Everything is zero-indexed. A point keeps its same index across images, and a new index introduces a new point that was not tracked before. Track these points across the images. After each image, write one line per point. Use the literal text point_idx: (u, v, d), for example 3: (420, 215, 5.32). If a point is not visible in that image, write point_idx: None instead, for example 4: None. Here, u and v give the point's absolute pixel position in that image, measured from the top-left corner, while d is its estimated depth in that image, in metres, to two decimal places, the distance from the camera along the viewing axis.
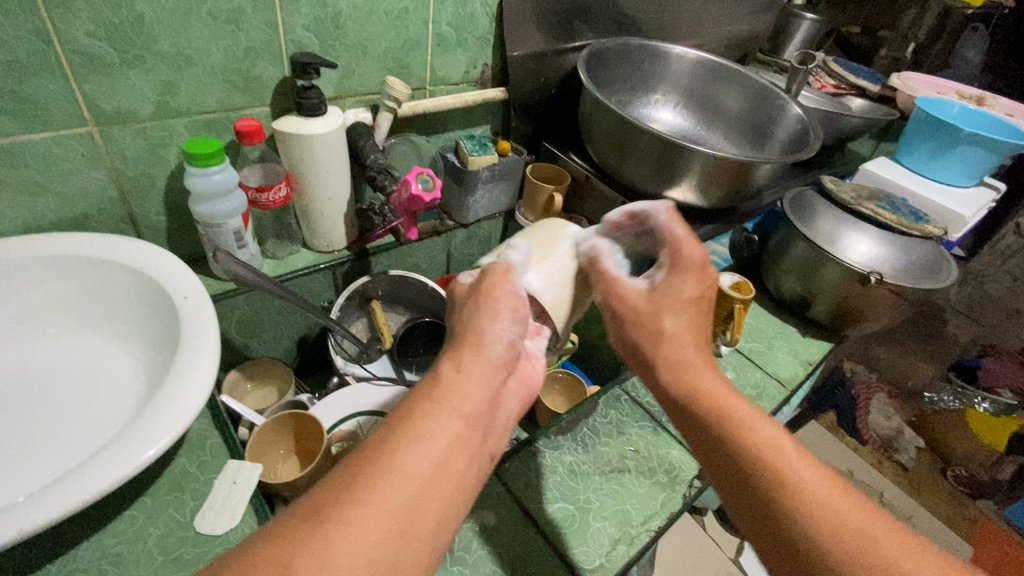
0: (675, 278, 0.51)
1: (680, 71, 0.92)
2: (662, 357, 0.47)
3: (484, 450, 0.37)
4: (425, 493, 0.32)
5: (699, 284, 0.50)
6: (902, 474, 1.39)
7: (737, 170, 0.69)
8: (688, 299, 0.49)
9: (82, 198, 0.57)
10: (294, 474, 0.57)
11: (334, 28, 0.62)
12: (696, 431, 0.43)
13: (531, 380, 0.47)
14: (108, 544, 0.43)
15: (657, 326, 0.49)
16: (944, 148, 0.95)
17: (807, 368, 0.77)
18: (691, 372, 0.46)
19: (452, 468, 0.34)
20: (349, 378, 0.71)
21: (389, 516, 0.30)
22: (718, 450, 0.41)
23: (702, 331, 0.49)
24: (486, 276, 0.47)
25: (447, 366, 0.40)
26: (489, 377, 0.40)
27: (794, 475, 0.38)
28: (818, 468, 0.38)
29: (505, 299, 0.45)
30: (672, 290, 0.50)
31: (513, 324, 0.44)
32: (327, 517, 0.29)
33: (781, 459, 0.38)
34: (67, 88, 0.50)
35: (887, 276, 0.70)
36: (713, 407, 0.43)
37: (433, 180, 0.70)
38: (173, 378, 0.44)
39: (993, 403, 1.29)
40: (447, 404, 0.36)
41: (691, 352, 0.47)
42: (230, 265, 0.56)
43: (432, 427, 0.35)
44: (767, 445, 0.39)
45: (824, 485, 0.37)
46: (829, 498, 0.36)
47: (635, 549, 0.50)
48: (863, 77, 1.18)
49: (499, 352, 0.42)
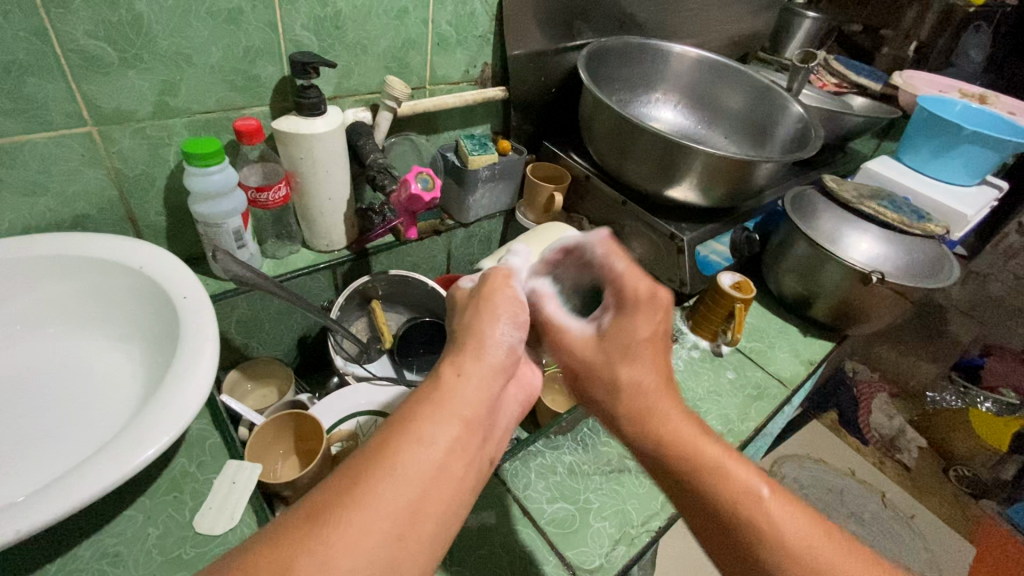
0: (624, 317, 0.47)
1: (680, 70, 0.91)
2: (624, 409, 0.45)
3: (484, 453, 0.37)
4: (425, 498, 0.32)
5: (650, 320, 0.46)
6: (903, 472, 1.37)
7: (738, 169, 0.68)
8: (642, 339, 0.46)
9: (82, 198, 0.57)
10: (294, 473, 0.57)
11: (333, 27, 0.62)
12: (672, 482, 0.41)
13: (530, 385, 0.47)
14: (107, 544, 0.43)
15: (613, 377, 0.46)
16: (946, 147, 0.95)
17: (808, 367, 0.77)
18: (658, 420, 0.43)
19: (452, 471, 0.34)
20: (349, 377, 0.71)
21: (388, 521, 0.30)
22: (696, 504, 0.40)
23: (665, 370, 0.46)
24: (487, 281, 0.47)
25: (449, 368, 0.39)
26: (491, 381, 0.40)
27: (775, 529, 0.37)
28: (800, 514, 0.38)
29: (505, 303, 0.45)
30: (624, 331, 0.47)
31: (514, 328, 0.44)
32: (327, 520, 0.29)
33: (761, 511, 0.37)
34: (66, 88, 0.50)
35: (889, 275, 0.69)
36: (686, 458, 0.41)
37: (432, 180, 0.70)
38: (172, 378, 0.44)
39: (995, 403, 1.34)
40: (448, 407, 0.36)
41: (651, 398, 0.44)
42: (230, 265, 0.56)
43: (432, 430, 0.34)
44: (744, 497, 0.38)
45: (805, 533, 0.37)
46: (813, 551, 0.36)
47: (635, 550, 0.50)
48: (864, 75, 1.17)
49: (500, 355, 0.42)
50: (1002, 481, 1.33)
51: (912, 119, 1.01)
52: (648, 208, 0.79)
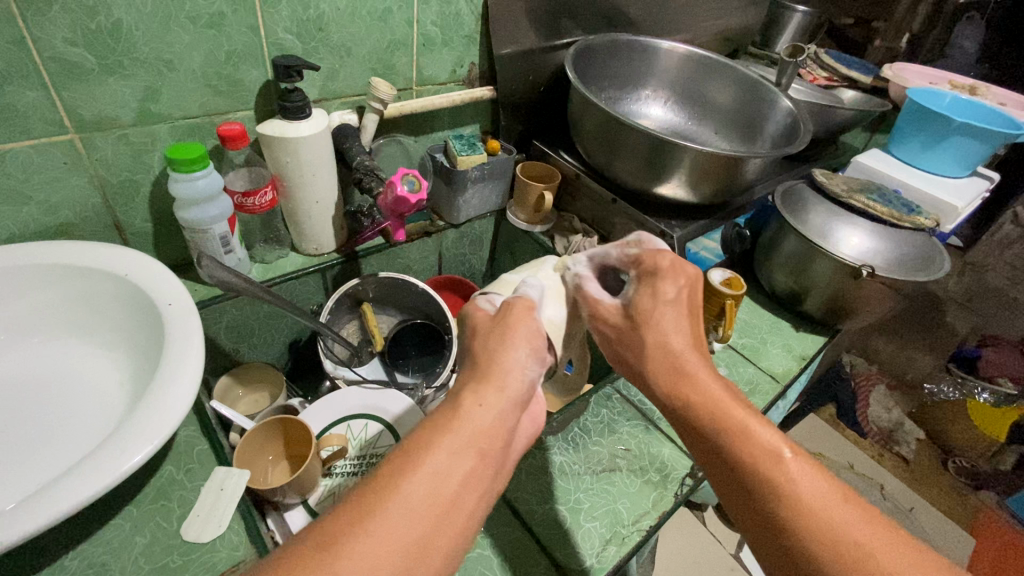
0: (646, 287, 0.49)
1: (669, 66, 0.91)
2: (676, 398, 0.43)
3: (494, 486, 0.36)
4: (436, 533, 0.31)
5: (672, 284, 0.49)
6: (902, 466, 1.38)
7: (727, 165, 0.68)
8: (659, 304, 0.48)
9: (66, 206, 0.56)
10: (283, 480, 0.55)
11: (315, 30, 0.62)
12: (735, 481, 0.39)
13: (535, 416, 0.45)
14: (93, 554, 0.43)
15: (657, 333, 0.46)
16: (936, 138, 0.94)
17: (801, 362, 0.76)
18: (724, 412, 0.41)
19: (463, 506, 0.33)
20: (339, 381, 0.70)
21: (398, 556, 0.29)
22: (747, 501, 0.38)
23: (693, 330, 0.47)
24: (510, 310, 0.46)
25: (470, 397, 0.38)
26: (508, 413, 0.38)
27: (786, 481, 0.36)
28: (813, 470, 0.37)
29: (526, 334, 0.43)
30: (644, 302, 0.48)
31: (535, 360, 0.42)
32: (337, 549, 0.28)
33: (775, 466, 0.37)
34: (46, 95, 0.50)
35: (878, 269, 0.69)
36: (705, 403, 0.41)
37: (418, 182, 0.70)
38: (156, 386, 0.43)
39: (992, 394, 1.33)
40: (462, 437, 0.35)
41: (687, 360, 0.44)
42: (215, 272, 0.55)
43: (449, 462, 0.34)
44: (810, 498, 0.36)
45: (807, 478, 0.37)
46: (811, 494, 0.36)
47: (626, 549, 0.49)
48: (855, 68, 1.17)
49: (521, 387, 0.40)
50: (1002, 471, 1.32)
51: (902, 111, 1.01)
52: (639, 206, 0.78)
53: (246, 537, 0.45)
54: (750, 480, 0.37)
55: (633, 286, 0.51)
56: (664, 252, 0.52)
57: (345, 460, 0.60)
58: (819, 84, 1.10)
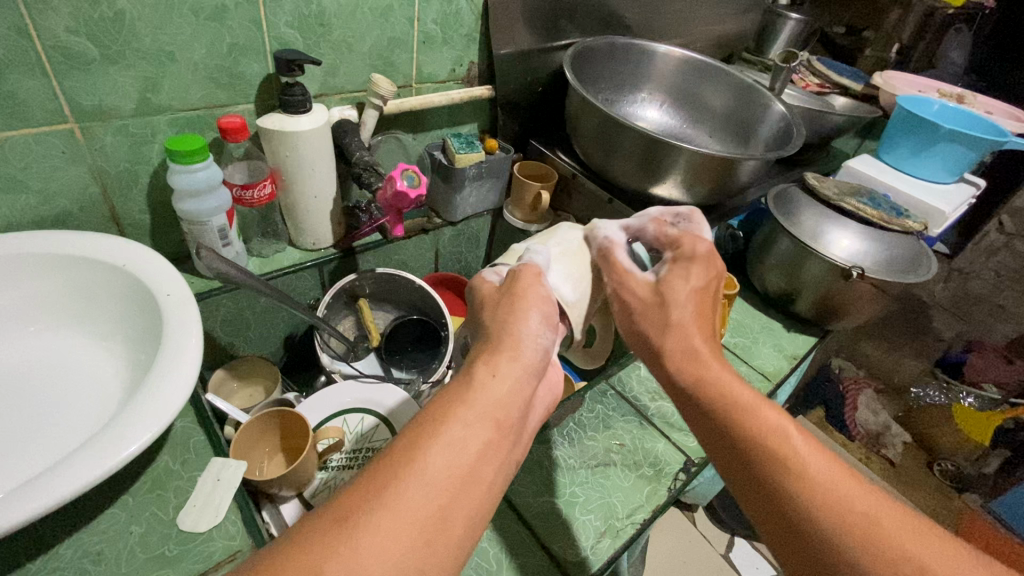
0: (679, 271, 0.50)
1: (665, 69, 0.92)
2: (690, 380, 0.44)
3: (512, 456, 0.37)
4: (456, 500, 0.32)
5: (704, 273, 0.50)
6: (888, 468, 1.40)
7: (722, 166, 0.69)
8: (690, 288, 0.49)
9: (63, 196, 0.56)
10: (279, 472, 0.55)
11: (317, 25, 0.62)
12: (744, 459, 0.39)
13: (553, 384, 0.47)
14: (89, 543, 0.43)
15: (680, 316, 0.47)
16: (925, 145, 0.96)
17: (792, 362, 0.78)
18: (735, 393, 0.42)
19: (482, 474, 0.33)
20: (336, 376, 0.71)
21: (420, 525, 0.30)
22: (751, 478, 0.38)
23: (708, 323, 0.48)
24: (516, 279, 0.47)
25: (482, 368, 0.38)
26: (523, 381, 0.39)
27: (797, 458, 0.37)
28: (823, 454, 0.38)
29: (538, 301, 0.45)
30: (674, 285, 0.49)
31: (547, 329, 0.44)
32: (356, 523, 0.29)
33: (786, 446, 0.38)
34: (47, 84, 0.50)
35: (868, 270, 0.70)
36: (715, 389, 0.42)
37: (418, 177, 0.71)
38: (153, 375, 0.43)
39: (977, 398, 1.37)
40: (477, 409, 0.36)
41: (700, 347, 0.45)
42: (213, 262, 0.55)
43: (463, 432, 0.34)
44: (819, 475, 0.36)
45: (816, 457, 0.38)
46: (820, 470, 0.37)
47: (621, 541, 0.50)
48: (846, 76, 1.20)
49: (534, 356, 0.41)
50: (985, 474, 1.35)
51: (892, 118, 1.03)
52: (634, 206, 0.79)
53: (243, 528, 0.45)
54: (758, 453, 0.38)
55: (666, 268, 0.51)
56: (701, 239, 0.53)
57: (339, 455, 0.60)
58: (812, 90, 1.13)
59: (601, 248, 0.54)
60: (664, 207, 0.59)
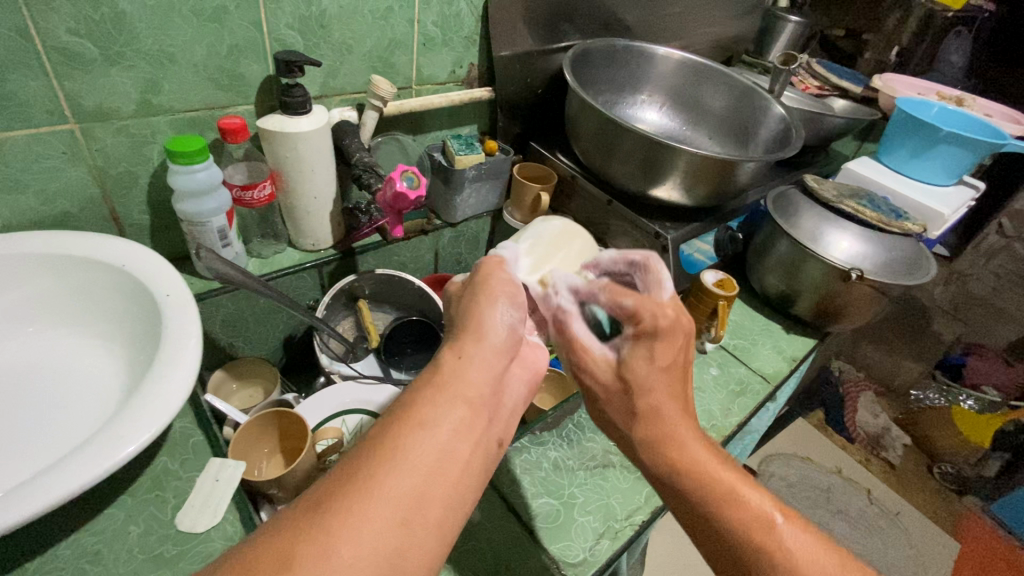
0: (642, 351, 0.46)
1: (664, 71, 0.92)
2: (666, 465, 0.43)
3: (490, 437, 0.37)
4: (429, 483, 0.31)
5: (669, 351, 0.45)
6: (888, 470, 1.40)
7: (721, 168, 0.69)
8: (653, 373, 0.45)
9: (63, 196, 0.56)
10: (278, 472, 0.56)
11: (318, 26, 0.63)
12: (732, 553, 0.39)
13: (536, 365, 0.46)
14: (86, 543, 0.43)
15: (647, 404, 0.45)
16: (924, 147, 0.97)
17: (791, 363, 0.78)
18: (714, 479, 0.41)
19: (456, 455, 0.33)
20: (335, 377, 0.71)
21: (394, 508, 0.30)
22: (742, 572, 0.39)
23: (681, 399, 0.46)
24: (479, 269, 0.47)
25: (449, 354, 0.39)
26: (492, 362, 0.39)
27: (783, 549, 0.37)
28: (806, 531, 0.39)
29: (501, 286, 0.44)
30: (637, 369, 0.45)
31: (513, 309, 0.43)
32: (328, 510, 0.28)
33: (769, 534, 0.38)
34: (47, 84, 0.50)
35: (867, 272, 0.70)
36: (696, 474, 0.41)
37: (417, 178, 0.71)
38: (152, 376, 0.43)
39: (977, 401, 1.35)
40: (448, 393, 0.36)
41: (675, 428, 0.44)
42: (213, 264, 0.56)
43: (434, 416, 0.34)
44: (804, 561, 0.37)
45: (802, 541, 0.38)
46: (805, 554, 0.37)
47: (619, 543, 0.50)
48: (845, 78, 1.20)
49: (503, 337, 0.41)
50: (985, 477, 1.36)
51: (891, 120, 1.03)
52: (633, 207, 0.80)
53: (241, 528, 0.45)
54: (743, 545, 0.38)
55: (628, 344, 0.47)
56: (664, 302, 0.46)
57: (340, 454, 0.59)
58: (811, 93, 1.13)
59: (557, 319, 0.49)
60: (619, 252, 0.53)
